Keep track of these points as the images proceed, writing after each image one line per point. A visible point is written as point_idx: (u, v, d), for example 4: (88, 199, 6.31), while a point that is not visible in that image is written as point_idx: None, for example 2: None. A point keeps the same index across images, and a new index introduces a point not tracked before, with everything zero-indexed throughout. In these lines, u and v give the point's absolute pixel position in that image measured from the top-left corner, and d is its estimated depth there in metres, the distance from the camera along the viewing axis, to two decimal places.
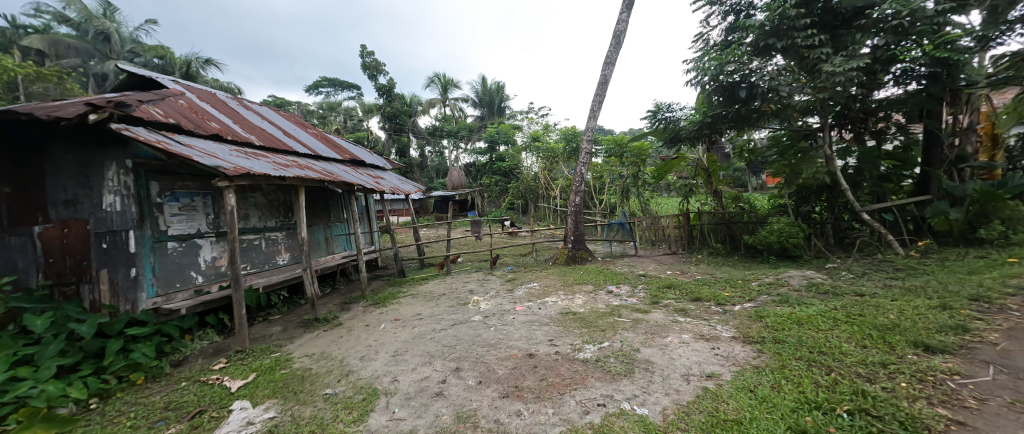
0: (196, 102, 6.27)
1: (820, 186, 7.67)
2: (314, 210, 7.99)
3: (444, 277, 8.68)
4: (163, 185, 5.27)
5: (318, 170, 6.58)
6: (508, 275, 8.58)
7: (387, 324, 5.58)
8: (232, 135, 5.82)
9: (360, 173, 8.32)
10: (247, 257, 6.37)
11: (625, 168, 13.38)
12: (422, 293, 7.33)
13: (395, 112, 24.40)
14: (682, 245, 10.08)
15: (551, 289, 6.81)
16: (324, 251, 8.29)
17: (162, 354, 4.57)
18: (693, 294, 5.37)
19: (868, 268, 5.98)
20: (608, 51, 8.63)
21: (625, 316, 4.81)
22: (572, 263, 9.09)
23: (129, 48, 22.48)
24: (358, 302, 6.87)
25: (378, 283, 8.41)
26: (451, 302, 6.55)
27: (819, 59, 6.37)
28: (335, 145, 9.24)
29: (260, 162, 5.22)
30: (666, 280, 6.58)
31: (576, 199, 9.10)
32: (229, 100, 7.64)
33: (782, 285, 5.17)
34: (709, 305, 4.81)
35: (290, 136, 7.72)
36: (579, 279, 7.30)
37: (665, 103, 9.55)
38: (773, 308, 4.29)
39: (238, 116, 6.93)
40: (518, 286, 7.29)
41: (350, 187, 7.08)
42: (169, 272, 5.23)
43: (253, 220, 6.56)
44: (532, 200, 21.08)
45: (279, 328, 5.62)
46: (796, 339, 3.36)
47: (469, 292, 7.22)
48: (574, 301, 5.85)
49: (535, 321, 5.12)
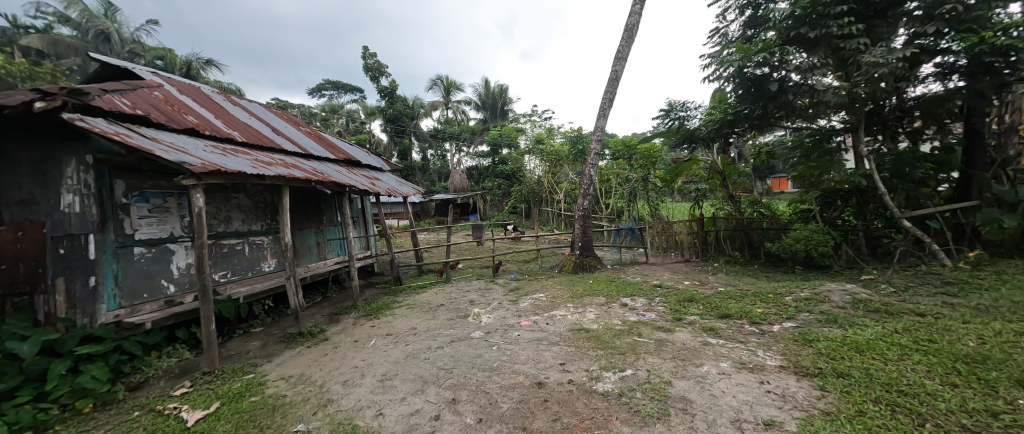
0: (174, 94, 5.75)
1: (849, 190, 7.11)
2: (303, 212, 7.49)
3: (443, 286, 8.11)
4: (130, 184, 4.70)
5: (307, 169, 6.07)
6: (512, 283, 8.01)
7: (378, 341, 5.02)
8: (210, 130, 5.28)
9: (355, 174, 7.84)
10: (227, 264, 5.84)
11: (633, 171, 12.85)
12: (418, 304, 6.75)
13: (396, 115, 24.07)
14: (696, 253, 9.53)
15: (559, 300, 6.21)
16: (315, 256, 7.79)
17: (119, 375, 4.02)
18: (721, 310, 4.79)
19: (911, 281, 5.41)
20: (620, 45, 8.10)
21: (647, 336, 4.22)
22: (580, 271, 8.52)
23: (128, 48, 22.19)
24: (349, 313, 6.33)
25: (372, 291, 7.84)
26: (449, 315, 5.98)
27: (855, 51, 5.83)
28: (328, 144, 8.71)
29: (237, 159, 4.68)
30: (685, 292, 5.98)
31: (585, 202, 8.54)
32: (214, 94, 7.11)
33: (821, 302, 4.55)
34: (741, 324, 4.22)
35: (280, 134, 7.20)
36: (589, 289, 6.71)
37: (678, 102, 9.14)
38: (821, 330, 3.71)
39: (222, 111, 6.42)
40: (522, 297, 6.70)
41: (342, 188, 6.54)
42: (135, 282, 4.67)
43: (235, 223, 6.05)
44: (536, 204, 20.52)
45: (258, 344, 5.07)
46: (863, 373, 2.79)
47: (469, 302, 6.65)
48: (586, 316, 5.26)
49: (543, 339, 4.53)
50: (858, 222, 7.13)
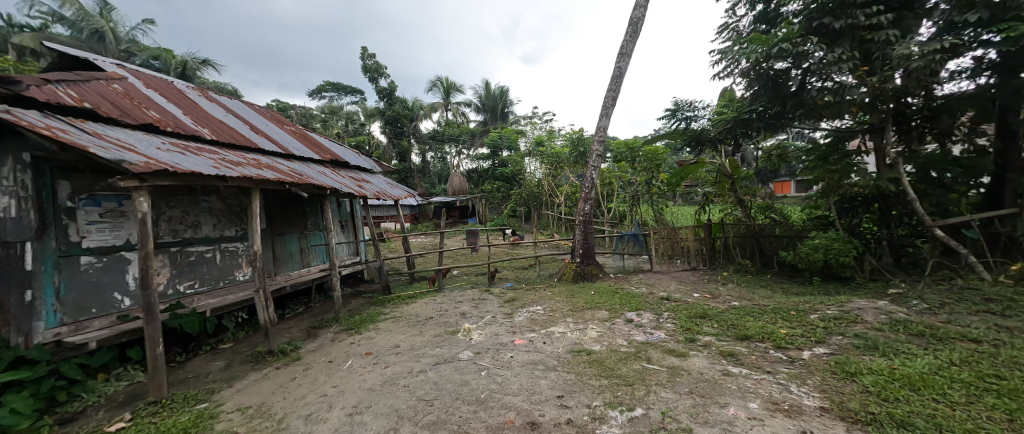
0: (137, 88, 5.28)
1: (870, 196, 6.62)
2: (283, 216, 6.98)
3: (433, 296, 7.58)
4: (77, 186, 4.20)
5: (284, 170, 5.57)
6: (508, 293, 7.49)
7: (355, 362, 4.50)
8: (173, 127, 4.79)
9: (340, 176, 7.33)
10: (195, 274, 5.34)
11: (636, 173, 12.37)
12: (405, 317, 6.23)
13: (395, 117, 23.68)
14: (703, 260, 9.08)
15: (557, 315, 5.68)
16: (297, 263, 7.30)
17: (52, 404, 3.51)
18: (738, 330, 4.28)
19: (947, 297, 4.88)
20: (624, 40, 7.63)
21: (657, 361, 3.70)
22: (581, 280, 8.00)
23: (124, 48, 21.85)
24: (329, 328, 5.81)
25: (358, 301, 7.32)
26: (437, 330, 5.46)
27: (884, 43, 5.33)
28: (314, 144, 8.23)
29: (197, 159, 4.18)
30: (696, 307, 5.44)
31: (586, 206, 8.05)
32: (190, 89, 6.63)
33: (854, 322, 4.02)
34: (765, 348, 3.71)
35: (259, 132, 6.70)
36: (591, 302, 6.17)
37: (685, 101, 8.68)
38: (861, 358, 3.20)
39: (194, 107, 5.96)
40: (518, 310, 6.18)
41: (322, 190, 6.03)
42: (81, 295, 4.17)
43: (205, 228, 5.55)
44: (536, 207, 19.99)
45: (221, 364, 4.55)
46: (928, 422, 2.27)
47: (461, 315, 6.14)
48: (587, 335, 4.73)
49: (539, 363, 3.99)
50: (881, 231, 6.61)
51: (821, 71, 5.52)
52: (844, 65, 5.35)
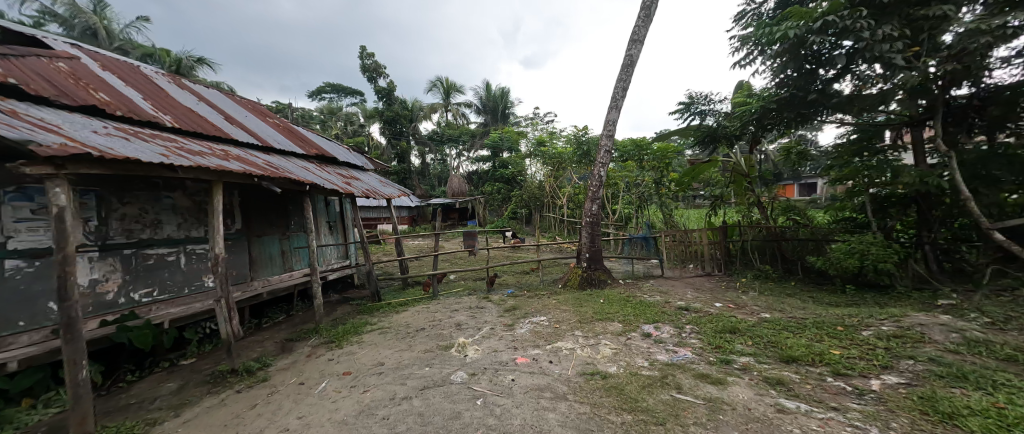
0: (90, 69, 4.67)
1: (911, 195, 6.01)
2: (261, 215, 6.35)
3: (426, 303, 6.94)
4: (2, 177, 3.57)
5: (256, 162, 4.94)
6: (509, 301, 6.84)
7: (330, 384, 3.86)
8: (124, 111, 4.17)
9: (325, 171, 6.70)
10: (153, 279, 4.72)
11: (643, 173, 11.76)
12: (393, 328, 5.58)
13: (394, 117, 23.14)
14: (718, 266, 8.45)
15: (564, 327, 5.03)
16: (278, 267, 6.69)
17: None
18: (780, 350, 3.64)
19: (1015, 311, 4.23)
20: (637, 26, 7.02)
21: (689, 389, 3.06)
22: (588, 287, 7.34)
23: (117, 45, 21.33)
24: (307, 341, 5.16)
25: (344, 310, 6.68)
26: (428, 345, 4.81)
27: (937, 19, 4.73)
28: (300, 137, 7.61)
29: (142, 145, 3.55)
30: (723, 320, 4.78)
31: (593, 206, 7.43)
32: (159, 75, 6.01)
33: (921, 342, 3.38)
34: (820, 375, 3.07)
35: (234, 123, 6.09)
36: (601, 312, 5.52)
37: (700, 94, 8.06)
38: (953, 394, 2.55)
39: (160, 93, 5.35)
40: (519, 321, 5.53)
41: (302, 186, 5.41)
42: (5, 306, 3.53)
43: (167, 228, 4.92)
44: (537, 210, 19.35)
45: (173, 387, 3.90)
46: None
47: (455, 327, 5.48)
48: (600, 353, 4.08)
49: (545, 390, 3.34)
50: (922, 234, 5.97)
51: (868, 50, 4.89)
52: (896, 43, 4.72)
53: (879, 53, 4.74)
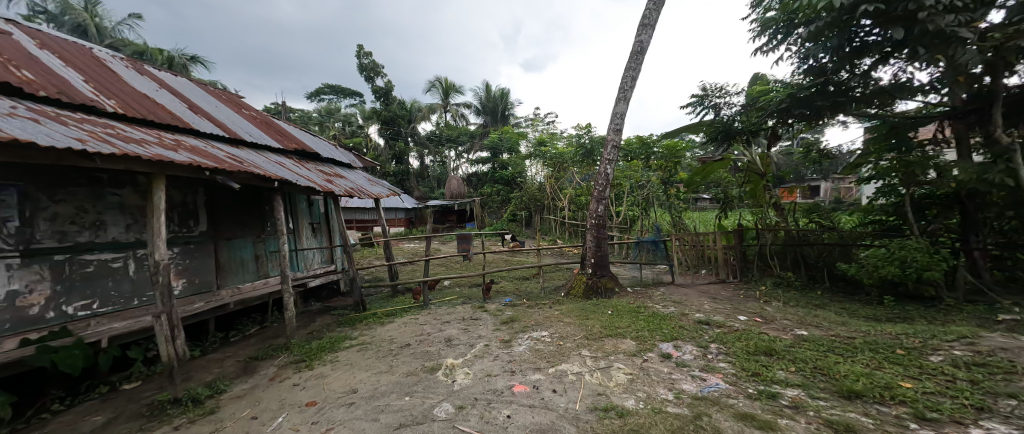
0: (19, 47, 4.06)
1: (957, 195, 5.37)
2: (231, 216, 5.71)
3: (415, 314, 6.28)
4: None
5: (214, 154, 4.31)
6: (506, 312, 6.19)
7: (288, 419, 3.18)
8: (48, 93, 3.55)
9: (304, 168, 6.07)
10: (93, 290, 4.07)
11: (650, 173, 11.12)
12: (375, 343, 4.92)
13: (391, 116, 22.60)
14: (733, 272, 7.84)
15: (569, 345, 4.38)
16: (251, 273, 6.05)
17: None
18: (834, 380, 2.98)
19: None
20: (648, 9, 6.40)
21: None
22: (593, 296, 6.68)
23: (108, 42, 20.73)
24: (273, 360, 4.49)
25: (324, 321, 6.01)
26: (412, 366, 4.14)
27: None
28: (278, 131, 6.97)
29: (55, 128, 2.92)
30: (753, 337, 4.13)
31: (599, 207, 6.80)
32: (114, 59, 5.40)
33: (1015, 374, 2.73)
34: (899, 419, 2.41)
35: (199, 112, 5.45)
36: (610, 326, 4.86)
37: (714, 85, 7.44)
38: None
39: (109, 77, 4.73)
40: (518, 336, 4.87)
41: (271, 182, 4.76)
42: None
43: (113, 230, 4.28)
44: (538, 212, 18.70)
45: (99, 422, 3.23)
46: None
47: (445, 343, 4.82)
48: (613, 380, 3.42)
49: (548, 432, 2.67)
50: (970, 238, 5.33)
51: (924, 23, 4.22)
52: (959, 16, 4.07)
53: (938, 26, 4.09)
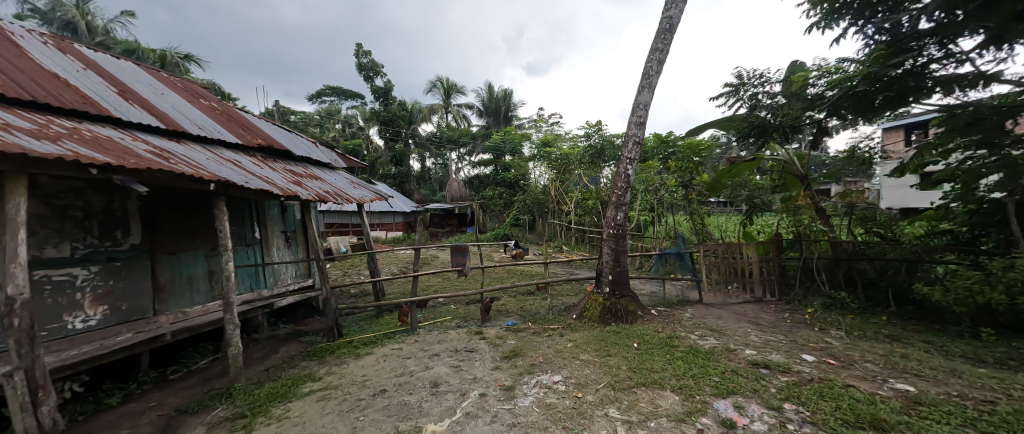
0: None
1: None
2: (175, 225, 4.73)
3: (399, 342, 5.22)
4: None
5: (132, 148, 3.36)
6: (508, 341, 5.12)
7: None
8: None
9: (268, 168, 5.09)
10: None
11: (667, 175, 10.04)
12: (341, 389, 3.87)
13: (389, 117, 21.67)
14: (771, 289, 6.73)
15: (590, 399, 3.33)
16: (203, 294, 5.06)
17: None
18: None
19: None
20: None
21: None
22: (612, 321, 5.61)
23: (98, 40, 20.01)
24: (204, 415, 3.44)
25: (288, 353, 4.97)
26: (381, 430, 3.07)
27: None
28: (242, 125, 5.98)
29: None
30: (840, 394, 3.06)
31: (618, 215, 5.74)
32: (32, 35, 4.45)
33: None
34: None
35: (134, 98, 4.48)
36: (641, 369, 3.80)
37: (750, 73, 6.43)
38: None
39: (10, 53, 3.78)
40: (523, 381, 3.81)
41: (208, 184, 3.74)
42: None
43: None
44: (542, 216, 17.62)
45: None
46: None
47: (429, 389, 3.76)
48: None
49: None
50: None
51: None
52: None
53: None
